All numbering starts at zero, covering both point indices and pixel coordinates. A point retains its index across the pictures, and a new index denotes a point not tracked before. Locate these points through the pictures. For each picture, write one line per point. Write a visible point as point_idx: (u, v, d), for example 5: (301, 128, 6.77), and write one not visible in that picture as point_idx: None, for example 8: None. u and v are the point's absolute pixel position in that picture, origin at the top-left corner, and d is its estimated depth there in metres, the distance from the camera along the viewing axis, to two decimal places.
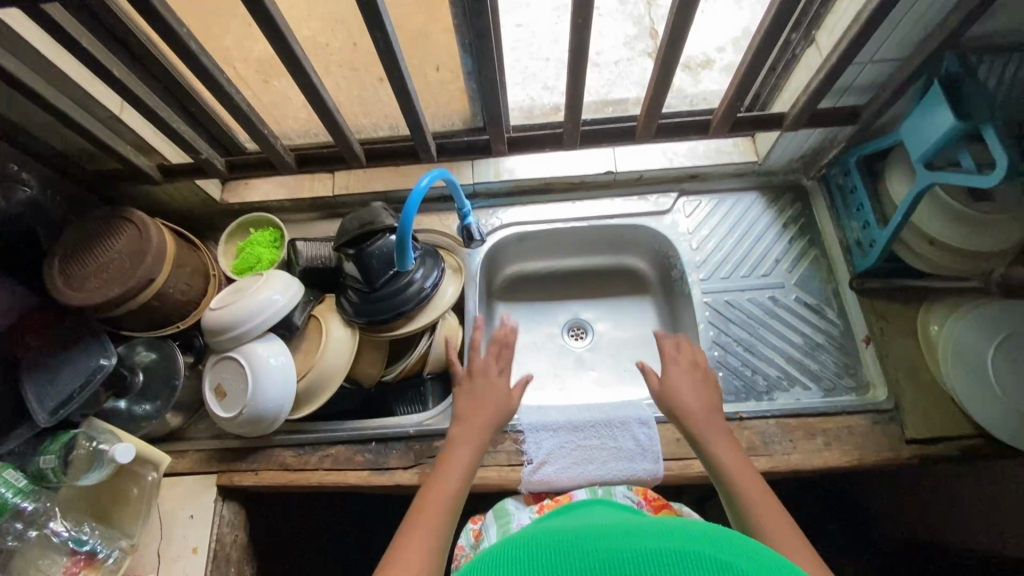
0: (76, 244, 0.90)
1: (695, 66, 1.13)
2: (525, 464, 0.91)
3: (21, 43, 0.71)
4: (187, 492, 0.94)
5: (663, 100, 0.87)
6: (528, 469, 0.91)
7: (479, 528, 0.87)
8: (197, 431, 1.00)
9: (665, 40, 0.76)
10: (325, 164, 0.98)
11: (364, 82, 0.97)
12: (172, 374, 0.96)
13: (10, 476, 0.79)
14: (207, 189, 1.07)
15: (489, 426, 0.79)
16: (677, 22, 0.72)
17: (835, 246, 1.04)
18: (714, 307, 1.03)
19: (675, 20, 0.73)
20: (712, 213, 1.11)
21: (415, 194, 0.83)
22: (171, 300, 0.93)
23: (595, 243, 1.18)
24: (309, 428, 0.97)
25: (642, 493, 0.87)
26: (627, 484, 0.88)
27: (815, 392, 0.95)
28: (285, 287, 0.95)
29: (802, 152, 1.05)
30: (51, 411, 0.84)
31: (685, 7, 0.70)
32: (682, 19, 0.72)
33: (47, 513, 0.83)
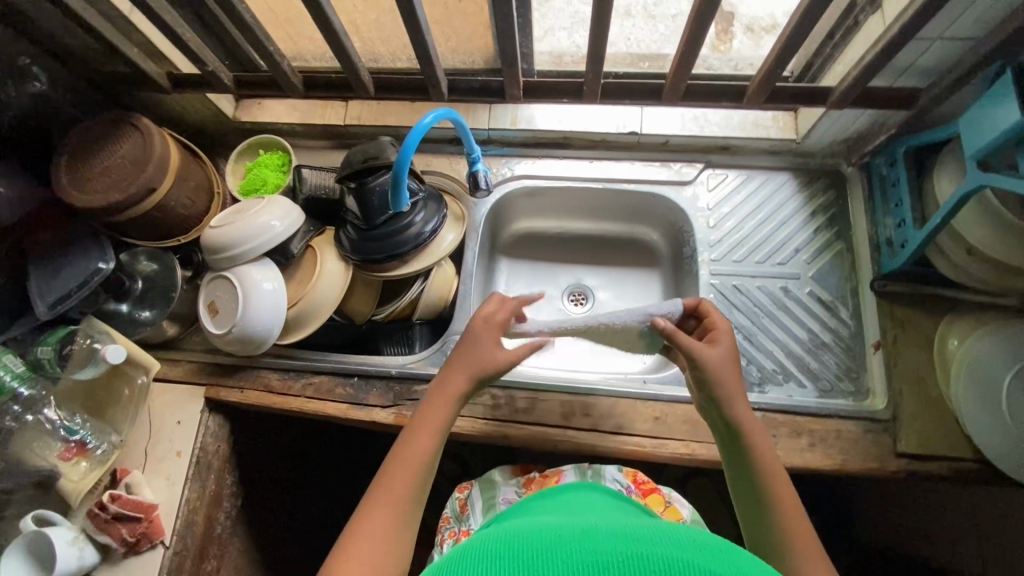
0: (83, 145, 0.90)
1: (760, 29, 1.03)
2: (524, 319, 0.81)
3: None
4: (177, 399, 0.97)
5: (697, 56, 0.79)
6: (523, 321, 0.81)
7: (465, 498, 0.94)
8: (192, 343, 1.02)
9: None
10: (333, 91, 0.94)
11: (382, 7, 0.92)
12: (170, 286, 0.98)
13: (10, 361, 0.85)
14: (219, 104, 1.05)
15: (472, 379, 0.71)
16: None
17: (863, 242, 0.97)
18: (719, 290, 0.98)
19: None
20: (737, 190, 1.03)
21: (416, 130, 0.79)
22: (172, 212, 0.94)
23: (609, 208, 1.13)
24: (296, 355, 0.99)
25: (631, 476, 0.90)
26: (618, 466, 0.91)
27: (809, 391, 0.91)
28: (286, 214, 0.95)
29: (847, 135, 0.96)
30: (49, 305, 0.87)
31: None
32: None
33: (42, 400, 0.88)
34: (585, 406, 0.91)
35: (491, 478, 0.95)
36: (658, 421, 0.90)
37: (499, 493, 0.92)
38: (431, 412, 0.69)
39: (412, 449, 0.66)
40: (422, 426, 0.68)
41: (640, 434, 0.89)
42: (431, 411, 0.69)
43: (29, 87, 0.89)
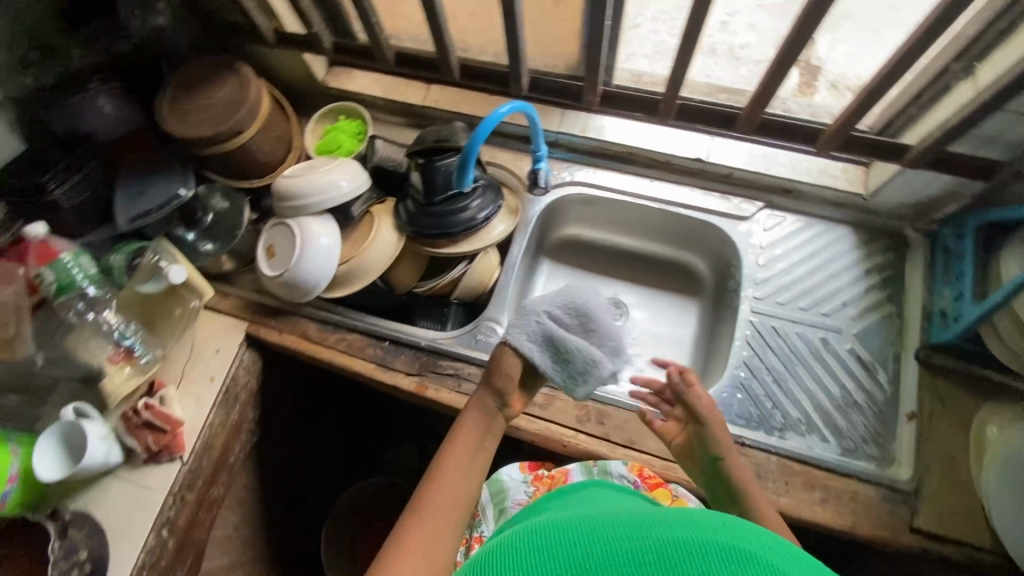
0: (188, 81, 0.98)
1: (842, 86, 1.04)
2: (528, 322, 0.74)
3: None
4: (220, 328, 1.04)
5: (778, 88, 0.81)
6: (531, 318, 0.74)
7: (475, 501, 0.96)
8: (242, 280, 1.09)
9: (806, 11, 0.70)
10: (420, 70, 0.99)
11: None
12: (236, 225, 1.04)
13: (85, 262, 0.92)
14: (313, 66, 1.12)
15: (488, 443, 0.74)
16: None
17: (913, 309, 0.95)
18: (757, 328, 0.97)
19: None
20: (792, 235, 1.03)
21: (492, 118, 0.83)
22: (253, 157, 1.00)
23: (660, 229, 1.14)
24: (335, 309, 1.03)
25: (636, 473, 0.87)
26: (623, 460, 0.88)
27: (831, 447, 0.89)
28: (353, 177, 1.00)
29: (916, 200, 0.95)
30: (130, 218, 0.96)
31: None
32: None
33: (104, 302, 0.95)
34: (601, 413, 0.92)
35: (499, 480, 0.95)
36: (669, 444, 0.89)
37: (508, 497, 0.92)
38: (452, 453, 0.71)
39: (446, 493, 0.67)
40: (451, 467, 0.70)
41: (649, 453, 0.89)
42: (457, 453, 0.71)
43: (151, 20, 0.98)
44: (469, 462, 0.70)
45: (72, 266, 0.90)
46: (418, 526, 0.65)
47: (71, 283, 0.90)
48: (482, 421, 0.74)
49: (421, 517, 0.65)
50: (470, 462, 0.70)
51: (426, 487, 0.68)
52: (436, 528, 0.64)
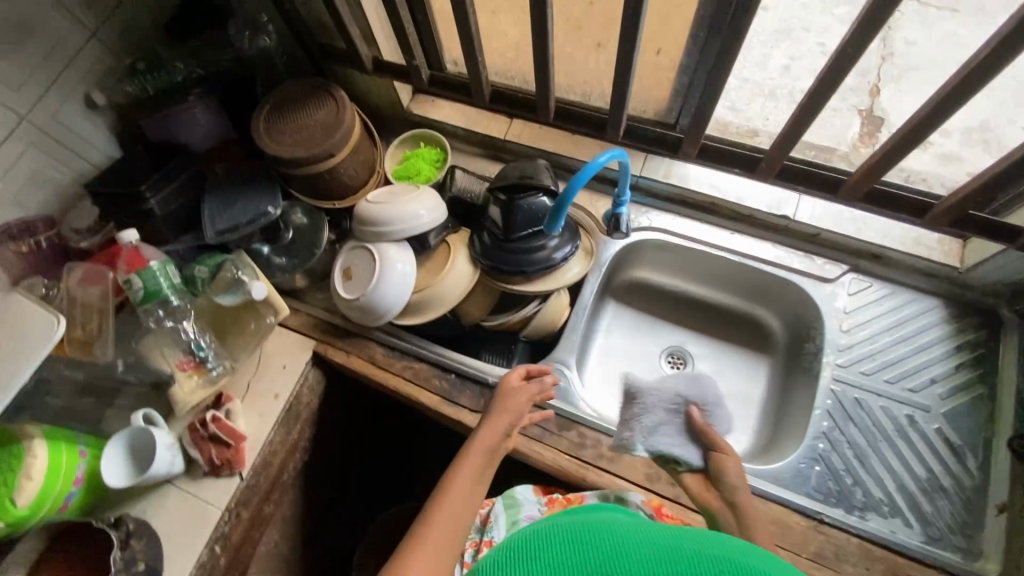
0: (285, 101, 1.00)
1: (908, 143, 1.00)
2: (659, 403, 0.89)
3: None
4: (288, 345, 1.04)
5: (896, 164, 0.75)
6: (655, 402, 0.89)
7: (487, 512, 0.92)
8: (313, 298, 1.09)
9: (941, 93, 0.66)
10: (514, 108, 0.98)
11: (581, 43, 0.96)
12: (313, 243, 1.06)
13: (171, 272, 0.93)
14: (400, 92, 1.13)
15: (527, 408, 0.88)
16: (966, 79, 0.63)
17: (1008, 394, 0.90)
18: (838, 398, 0.94)
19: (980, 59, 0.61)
20: (879, 302, 0.99)
21: (591, 166, 0.82)
22: (339, 179, 1.01)
23: (734, 282, 1.12)
24: (404, 336, 1.03)
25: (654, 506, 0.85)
26: (641, 492, 0.86)
27: (915, 534, 0.85)
28: (434, 208, 1.00)
29: (1018, 280, 0.91)
30: (217, 232, 0.97)
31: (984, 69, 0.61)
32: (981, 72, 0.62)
33: (184, 312, 0.96)
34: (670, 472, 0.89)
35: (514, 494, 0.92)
36: None
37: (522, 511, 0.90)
38: (458, 474, 0.74)
39: (447, 513, 0.67)
40: (454, 493, 0.71)
41: None
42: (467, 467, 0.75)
43: (257, 41, 1.02)
44: (472, 490, 0.73)
45: (160, 275, 0.91)
46: (414, 543, 0.63)
47: (157, 291, 0.91)
48: (487, 446, 0.80)
49: (423, 533, 0.65)
50: (472, 487, 0.73)
51: (432, 505, 0.69)
52: (437, 539, 0.64)
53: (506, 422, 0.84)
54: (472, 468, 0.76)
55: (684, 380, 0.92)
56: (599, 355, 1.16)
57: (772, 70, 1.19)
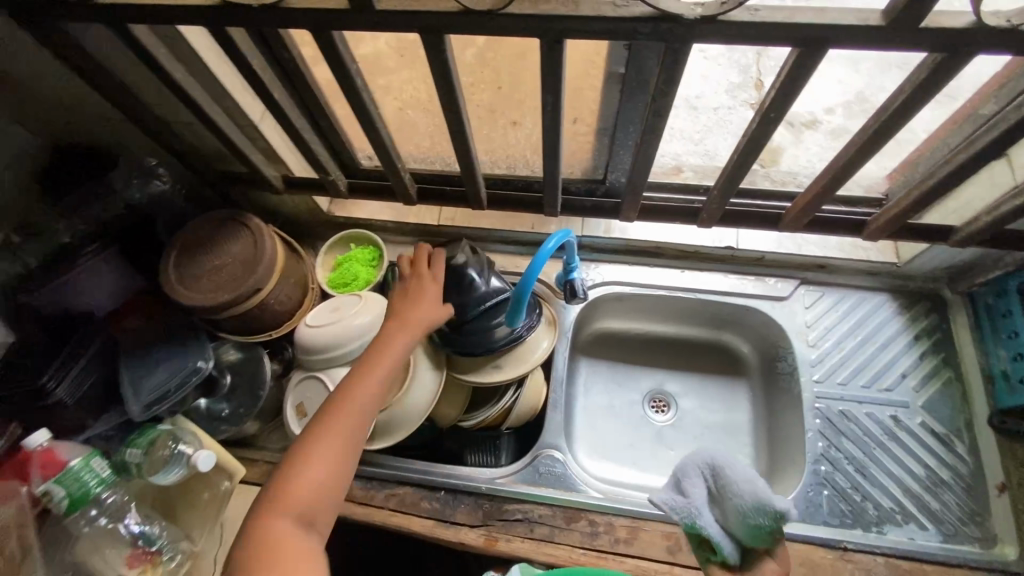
0: (193, 242, 0.91)
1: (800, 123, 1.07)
2: (697, 461, 0.70)
3: (191, 52, 0.71)
4: (251, 503, 0.93)
5: (826, 200, 0.76)
6: (696, 462, 0.70)
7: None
8: (270, 441, 0.99)
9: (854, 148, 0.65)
10: (444, 201, 0.94)
11: (497, 123, 0.94)
12: (258, 384, 0.96)
13: (97, 465, 0.80)
14: (318, 200, 1.07)
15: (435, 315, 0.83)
16: (868, 142, 0.63)
17: (973, 372, 0.94)
18: (824, 414, 0.94)
19: (881, 120, 0.60)
20: (836, 310, 1.02)
21: (540, 255, 0.78)
22: (271, 310, 0.93)
23: (696, 315, 1.11)
24: (379, 461, 0.94)
25: None
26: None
27: (932, 535, 0.85)
28: (380, 315, 0.93)
29: (952, 264, 0.95)
30: (144, 406, 0.85)
31: (881, 133, 0.61)
32: (880, 132, 0.61)
33: (122, 507, 0.84)
34: None
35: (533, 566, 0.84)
36: None
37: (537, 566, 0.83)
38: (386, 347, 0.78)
39: (343, 415, 0.72)
40: (361, 376, 0.75)
41: None
42: (396, 335, 0.79)
43: (150, 186, 0.92)
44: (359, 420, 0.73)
45: (84, 474, 0.78)
46: (305, 448, 0.69)
47: (84, 494, 0.78)
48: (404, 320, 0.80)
49: (321, 425, 0.71)
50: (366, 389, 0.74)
51: (342, 394, 0.74)
52: (330, 440, 0.69)
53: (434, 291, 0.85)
54: (384, 342, 0.78)
55: (757, 489, 0.64)
56: (585, 420, 1.11)
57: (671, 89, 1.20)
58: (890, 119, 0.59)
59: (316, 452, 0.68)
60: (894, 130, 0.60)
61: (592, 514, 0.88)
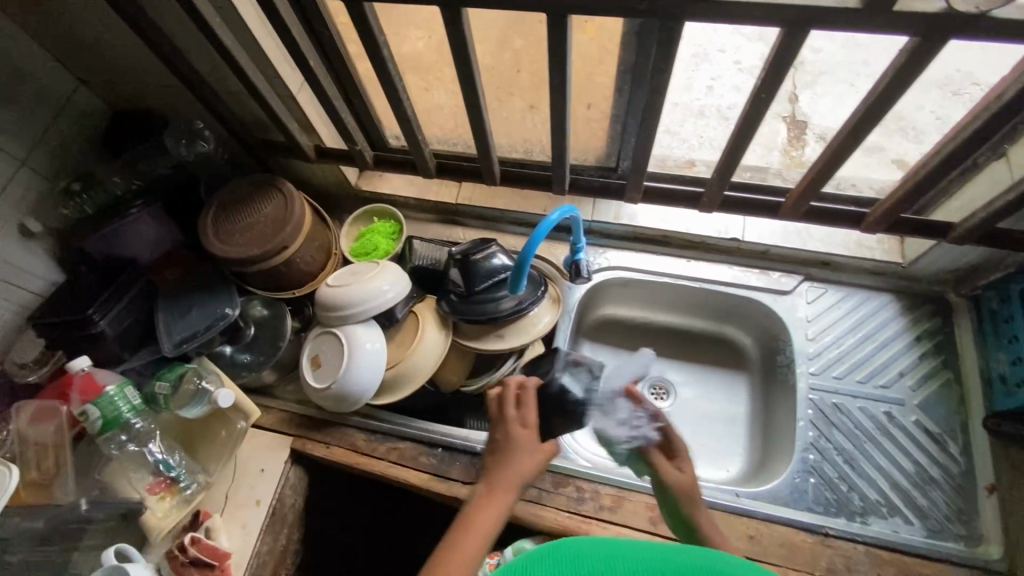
0: (231, 201, 0.99)
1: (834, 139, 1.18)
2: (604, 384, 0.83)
3: (239, 21, 0.79)
4: (263, 446, 1.00)
5: (822, 187, 0.80)
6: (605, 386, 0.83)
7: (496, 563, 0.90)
8: (284, 392, 1.06)
9: (844, 131, 0.69)
10: (460, 176, 1.00)
11: (515, 106, 1.00)
12: (278, 336, 1.03)
13: (129, 393, 0.88)
14: (346, 173, 1.14)
15: (539, 465, 0.69)
16: (858, 124, 0.66)
17: (972, 376, 0.94)
18: (818, 406, 0.96)
19: (869, 104, 0.64)
20: (838, 306, 1.03)
21: (544, 225, 0.83)
22: (295, 268, 1.00)
23: (700, 306, 1.13)
24: (384, 417, 1.00)
25: None
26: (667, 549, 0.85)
27: (916, 529, 0.86)
28: (397, 280, 0.99)
29: (957, 266, 0.96)
30: (175, 343, 0.94)
31: (871, 112, 0.65)
32: (872, 111, 0.65)
33: (148, 434, 0.92)
34: None
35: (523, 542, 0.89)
36: (752, 540, 0.85)
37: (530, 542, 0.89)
38: (507, 474, 0.67)
39: (490, 497, 0.65)
40: (505, 473, 0.67)
41: None
42: (521, 457, 0.68)
43: (196, 147, 1.02)
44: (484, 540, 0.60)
45: (117, 399, 0.87)
46: (459, 528, 0.61)
47: (116, 417, 0.86)
48: (519, 444, 0.70)
49: (468, 514, 0.63)
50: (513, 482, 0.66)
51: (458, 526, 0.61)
52: (464, 541, 0.59)
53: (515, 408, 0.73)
54: (512, 452, 0.69)
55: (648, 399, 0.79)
56: None
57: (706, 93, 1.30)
58: (879, 99, 0.62)
59: (469, 541, 0.59)
60: (885, 108, 0.64)
61: (580, 481, 0.92)
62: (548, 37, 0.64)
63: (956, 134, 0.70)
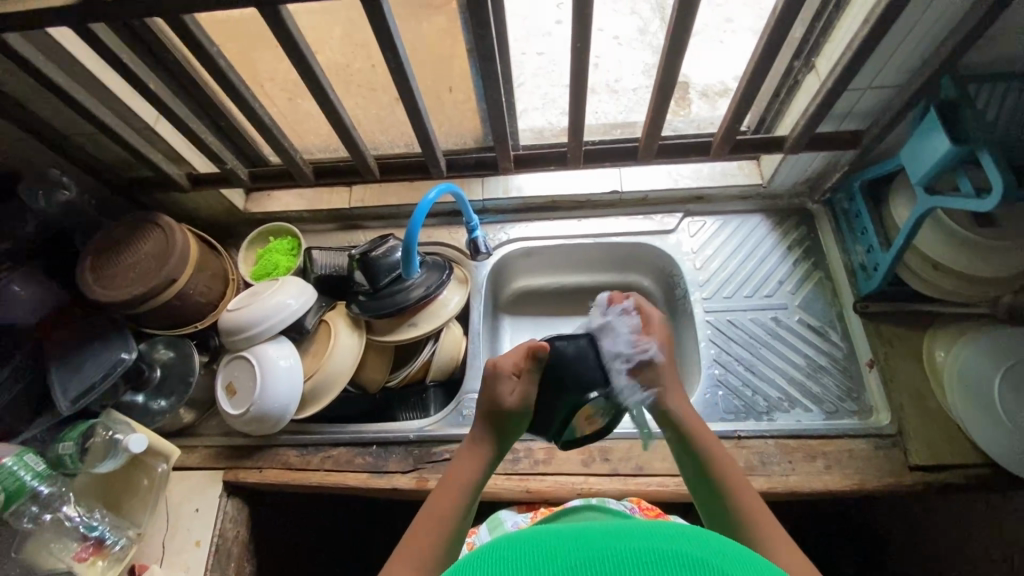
0: (108, 245, 0.96)
1: (713, 94, 1.32)
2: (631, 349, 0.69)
3: (67, 56, 0.77)
4: (193, 486, 0.97)
5: (664, 121, 0.87)
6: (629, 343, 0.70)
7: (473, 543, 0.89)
8: (207, 428, 1.03)
9: (663, 63, 0.78)
10: (341, 176, 1.02)
11: (382, 101, 1.05)
12: (187, 372, 1.00)
13: (30, 460, 0.84)
14: (232, 198, 1.14)
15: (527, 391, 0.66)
16: (672, 48, 0.74)
17: (840, 270, 1.04)
18: (715, 325, 1.04)
19: (673, 35, 0.72)
20: (717, 233, 1.12)
21: (423, 205, 0.86)
22: (191, 300, 0.98)
23: (600, 260, 1.19)
24: (314, 429, 1.00)
25: (636, 501, 0.88)
26: (603, 486, 0.90)
27: (816, 414, 0.95)
28: (299, 292, 0.99)
29: (807, 176, 1.07)
30: (72, 400, 0.89)
31: (680, 30, 0.71)
32: (677, 42, 0.73)
33: (61, 497, 0.87)
34: (603, 451, 0.94)
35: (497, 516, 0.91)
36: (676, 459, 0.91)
37: (505, 523, 0.89)
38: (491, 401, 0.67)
39: (467, 459, 0.64)
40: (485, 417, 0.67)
41: (659, 475, 0.90)
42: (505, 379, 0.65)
43: (57, 197, 0.95)
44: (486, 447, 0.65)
45: (17, 469, 0.82)
46: (428, 507, 0.61)
47: (19, 488, 0.81)
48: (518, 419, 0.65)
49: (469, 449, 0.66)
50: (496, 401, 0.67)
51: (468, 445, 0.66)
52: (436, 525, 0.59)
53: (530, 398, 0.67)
54: (491, 430, 0.65)
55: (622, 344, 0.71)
56: None
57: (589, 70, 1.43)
58: (684, 14, 0.69)
59: (434, 513, 0.60)
60: (691, 24, 0.71)
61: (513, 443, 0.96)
62: (370, 22, 0.67)
63: (755, 54, 0.78)
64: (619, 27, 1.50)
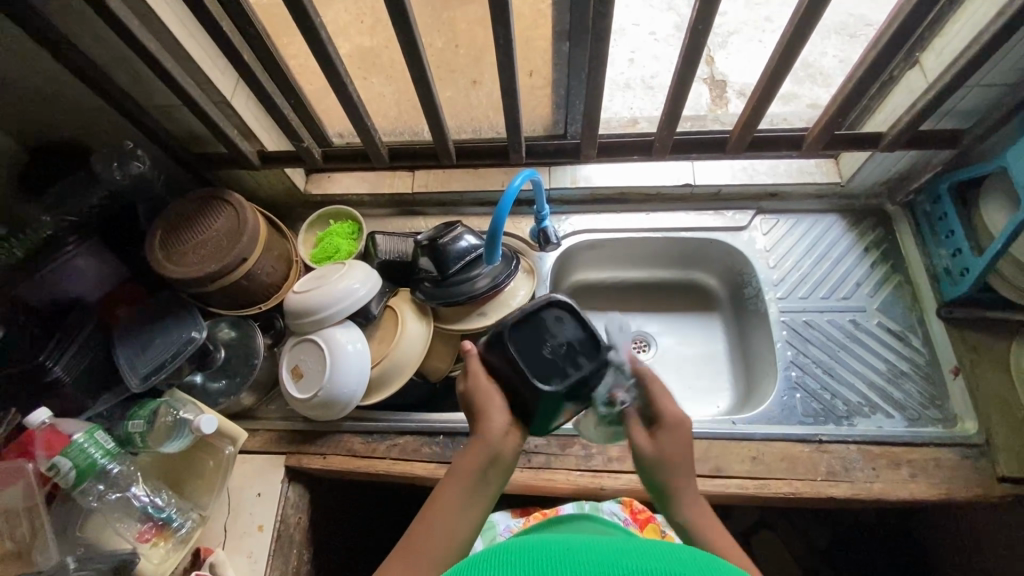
0: (177, 221, 0.94)
1: None
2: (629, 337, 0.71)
3: (161, 22, 0.75)
4: (256, 470, 0.95)
5: (763, 115, 0.84)
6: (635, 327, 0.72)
7: None
8: (268, 411, 1.01)
9: (779, 51, 0.74)
10: (416, 159, 0.99)
11: (458, 83, 1.04)
12: (251, 352, 0.99)
13: (100, 438, 0.81)
14: (294, 178, 1.11)
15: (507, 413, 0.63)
16: (795, 36, 0.71)
17: (922, 274, 1.01)
18: (791, 326, 1.02)
19: (798, 21, 0.69)
20: (790, 232, 1.09)
21: (510, 192, 0.83)
22: (259, 281, 0.96)
23: (665, 256, 1.17)
24: (378, 416, 0.98)
25: (627, 508, 0.94)
26: None
27: (898, 421, 0.92)
28: (367, 278, 0.96)
29: (890, 176, 1.03)
30: (143, 377, 0.88)
31: (810, 16, 0.68)
32: (801, 29, 0.70)
33: (129, 476, 0.86)
34: None
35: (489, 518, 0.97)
36: (755, 461, 0.89)
37: (498, 529, 0.95)
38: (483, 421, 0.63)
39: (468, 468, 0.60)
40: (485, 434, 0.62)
41: (739, 477, 0.88)
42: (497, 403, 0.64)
43: (131, 168, 0.93)
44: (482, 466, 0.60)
45: (88, 446, 0.79)
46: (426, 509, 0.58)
47: (91, 465, 0.79)
48: (487, 440, 0.61)
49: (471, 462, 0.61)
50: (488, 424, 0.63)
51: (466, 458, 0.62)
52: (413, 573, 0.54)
53: (515, 441, 0.63)
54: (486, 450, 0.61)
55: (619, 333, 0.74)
56: None
57: (629, 66, 1.39)
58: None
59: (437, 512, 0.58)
60: (823, 10, 0.67)
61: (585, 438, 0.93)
62: None
63: (876, 45, 0.75)
64: (656, 23, 1.46)
